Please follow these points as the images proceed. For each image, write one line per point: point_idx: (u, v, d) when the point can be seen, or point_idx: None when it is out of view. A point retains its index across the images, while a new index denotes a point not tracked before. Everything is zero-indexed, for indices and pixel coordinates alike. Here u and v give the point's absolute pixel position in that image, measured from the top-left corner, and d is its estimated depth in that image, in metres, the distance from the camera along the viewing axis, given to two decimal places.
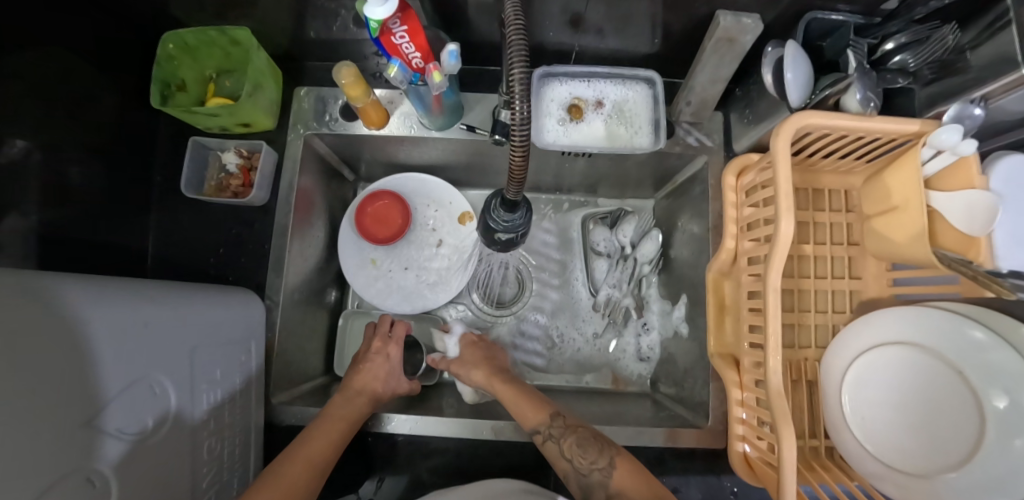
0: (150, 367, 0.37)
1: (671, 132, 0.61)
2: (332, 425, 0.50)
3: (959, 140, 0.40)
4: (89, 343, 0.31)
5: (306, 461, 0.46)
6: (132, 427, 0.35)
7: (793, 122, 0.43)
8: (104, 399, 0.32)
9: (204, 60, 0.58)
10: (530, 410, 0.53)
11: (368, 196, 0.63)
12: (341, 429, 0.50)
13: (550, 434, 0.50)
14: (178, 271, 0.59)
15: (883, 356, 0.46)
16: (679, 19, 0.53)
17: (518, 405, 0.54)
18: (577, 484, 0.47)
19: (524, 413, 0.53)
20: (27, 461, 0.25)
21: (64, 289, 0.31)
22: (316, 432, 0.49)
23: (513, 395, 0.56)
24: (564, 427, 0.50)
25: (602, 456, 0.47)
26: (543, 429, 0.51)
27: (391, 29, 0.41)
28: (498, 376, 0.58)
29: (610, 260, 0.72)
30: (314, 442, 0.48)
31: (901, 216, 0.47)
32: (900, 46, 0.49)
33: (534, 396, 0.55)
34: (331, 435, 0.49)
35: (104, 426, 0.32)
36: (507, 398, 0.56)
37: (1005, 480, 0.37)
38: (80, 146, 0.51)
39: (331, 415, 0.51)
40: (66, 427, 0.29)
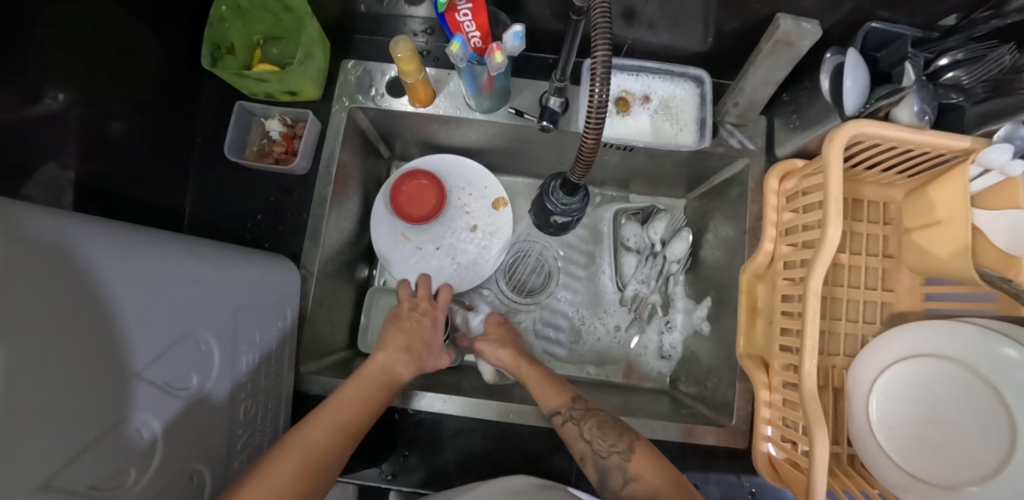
0: (195, 323, 0.37)
1: (714, 132, 0.61)
2: (364, 383, 0.49)
3: (1008, 160, 0.42)
4: (147, 293, 0.32)
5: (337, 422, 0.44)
6: (180, 381, 0.35)
7: (847, 130, 0.44)
8: (153, 351, 0.32)
9: (254, 25, 0.58)
10: (550, 392, 0.54)
11: (405, 175, 0.63)
12: (370, 389, 0.49)
13: (571, 417, 0.51)
14: (213, 233, 0.59)
15: (914, 368, 0.47)
16: (735, 19, 0.52)
17: (538, 388, 0.55)
18: (596, 468, 0.47)
19: (542, 398, 0.54)
20: (81, 403, 0.25)
21: (129, 239, 0.32)
22: (353, 390, 0.48)
23: (536, 377, 0.56)
24: (584, 410, 0.51)
25: (622, 441, 0.47)
26: (563, 411, 0.52)
27: (456, 6, 0.44)
28: (525, 359, 0.59)
29: (639, 256, 0.72)
30: (344, 400, 0.47)
31: (943, 230, 0.47)
32: (953, 62, 0.50)
33: (555, 378, 0.56)
34: (362, 394, 0.48)
35: (152, 376, 0.32)
36: (529, 381, 0.56)
37: None
38: (123, 101, 0.51)
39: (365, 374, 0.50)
40: (118, 374, 0.29)
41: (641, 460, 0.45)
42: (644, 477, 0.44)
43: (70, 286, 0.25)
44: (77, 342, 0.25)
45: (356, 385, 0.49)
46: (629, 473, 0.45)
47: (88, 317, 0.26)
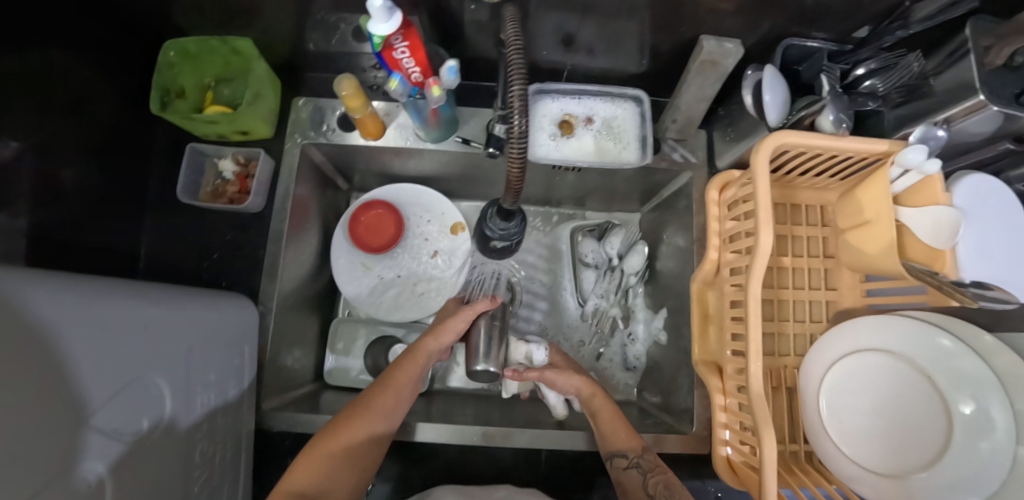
0: (149, 368, 0.37)
1: (657, 148, 0.63)
2: (416, 359, 0.56)
3: (923, 160, 0.45)
4: (97, 339, 0.31)
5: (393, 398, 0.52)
6: (125, 427, 0.34)
7: (773, 141, 0.47)
8: (104, 397, 0.32)
9: (204, 68, 0.59)
10: (626, 438, 0.51)
11: (362, 206, 0.65)
12: (419, 363, 0.56)
13: (638, 466, 0.48)
14: (169, 275, 0.59)
15: (859, 362, 0.49)
16: (666, 40, 0.56)
17: (608, 429, 0.52)
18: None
19: (613, 440, 0.51)
20: (33, 450, 0.25)
21: (73, 288, 0.32)
22: (405, 363, 0.55)
23: (610, 416, 0.54)
24: (653, 465, 0.49)
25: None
26: (630, 456, 0.49)
27: (393, 45, 0.45)
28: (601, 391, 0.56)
29: (598, 271, 0.73)
30: (399, 374, 0.54)
31: (873, 229, 0.50)
32: (869, 72, 0.53)
33: (627, 421, 0.53)
34: (411, 370, 0.55)
35: (102, 424, 0.32)
36: (603, 419, 0.53)
37: (973, 477, 0.40)
38: (75, 148, 0.51)
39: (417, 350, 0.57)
40: (68, 422, 0.28)
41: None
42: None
43: (26, 330, 0.26)
44: (32, 387, 0.25)
45: (408, 360, 0.56)
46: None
47: (44, 365, 0.26)
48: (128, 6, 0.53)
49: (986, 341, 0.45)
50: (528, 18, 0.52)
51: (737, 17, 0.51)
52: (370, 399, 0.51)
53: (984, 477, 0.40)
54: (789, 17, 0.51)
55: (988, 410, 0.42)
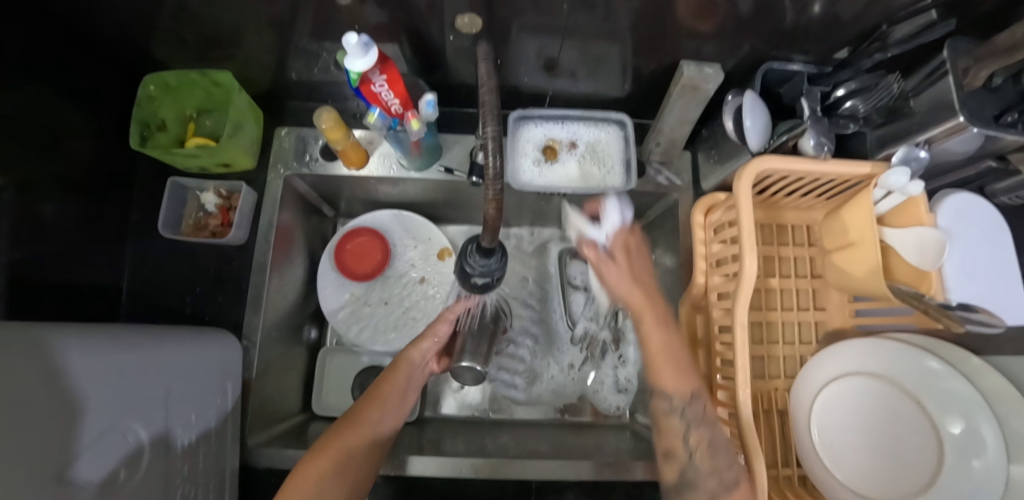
0: (123, 412, 0.38)
1: (642, 172, 0.64)
2: (400, 372, 0.54)
3: (906, 182, 0.45)
4: (65, 393, 0.33)
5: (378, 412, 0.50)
6: (107, 475, 0.35)
7: (753, 167, 0.47)
8: (80, 449, 0.33)
9: (185, 99, 0.59)
10: (675, 379, 0.44)
11: (347, 233, 0.66)
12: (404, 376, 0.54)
13: (682, 414, 0.43)
14: (151, 309, 0.59)
15: (850, 385, 0.48)
16: (646, 64, 0.56)
17: (655, 362, 0.46)
18: (680, 474, 0.42)
19: (662, 376, 0.45)
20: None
21: (38, 346, 0.33)
22: (388, 378, 0.53)
23: (664, 352, 0.45)
24: (700, 416, 0.43)
25: (729, 468, 0.40)
26: (677, 405, 0.44)
27: (370, 79, 0.45)
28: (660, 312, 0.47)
29: (587, 293, 0.73)
30: (383, 388, 0.52)
31: (858, 251, 0.50)
32: (851, 92, 0.52)
33: (682, 355, 0.46)
34: (395, 383, 0.53)
35: (81, 475, 0.33)
36: (651, 347, 0.46)
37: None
38: (55, 182, 0.50)
39: (399, 362, 0.55)
40: (42, 479, 0.30)
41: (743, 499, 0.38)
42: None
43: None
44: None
45: (392, 374, 0.54)
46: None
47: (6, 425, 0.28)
48: (107, 41, 0.53)
49: (974, 362, 0.45)
50: (507, 45, 0.52)
51: (716, 42, 0.51)
52: (354, 415, 0.48)
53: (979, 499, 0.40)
54: (766, 42, 0.51)
55: (979, 431, 0.41)
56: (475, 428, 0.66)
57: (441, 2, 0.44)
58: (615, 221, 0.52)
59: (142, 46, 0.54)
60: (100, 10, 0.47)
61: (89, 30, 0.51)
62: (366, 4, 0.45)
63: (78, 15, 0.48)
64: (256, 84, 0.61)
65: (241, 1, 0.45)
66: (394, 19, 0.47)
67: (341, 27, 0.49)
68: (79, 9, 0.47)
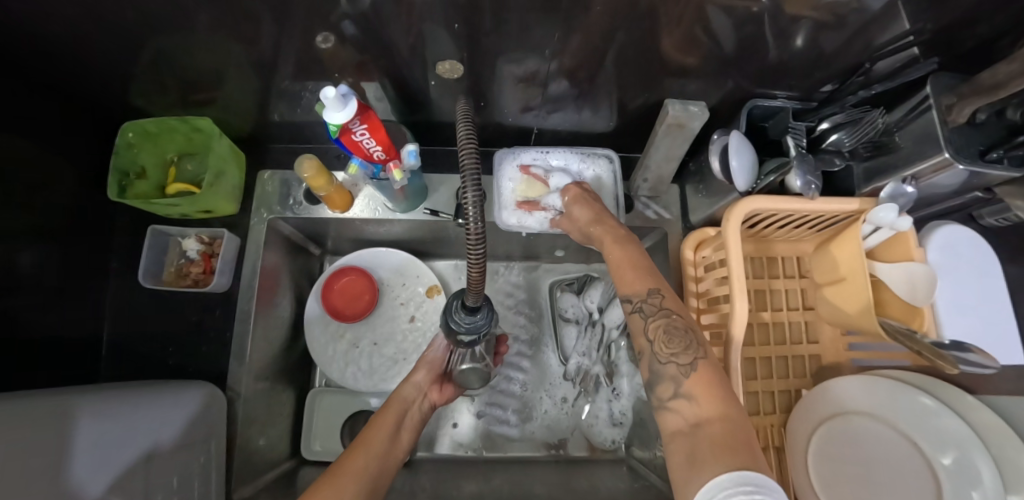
0: (97, 485, 0.37)
1: (630, 206, 0.64)
2: (390, 410, 0.54)
3: (895, 217, 0.45)
4: None
5: (372, 447, 0.48)
6: None
7: (742, 207, 0.47)
8: None
9: (165, 144, 0.58)
10: (629, 281, 0.44)
11: (335, 272, 0.66)
12: (396, 415, 0.53)
13: (641, 310, 0.42)
14: (132, 360, 0.57)
15: (847, 423, 0.48)
16: (631, 100, 0.56)
17: (621, 271, 0.46)
18: (649, 369, 0.40)
19: (623, 281, 0.45)
20: None
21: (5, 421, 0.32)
22: (377, 420, 0.52)
23: (621, 256, 0.47)
24: (658, 307, 0.42)
25: (688, 352, 0.38)
26: (634, 299, 0.43)
27: (352, 129, 0.44)
28: (611, 236, 0.49)
29: (579, 326, 0.74)
30: (372, 428, 0.51)
31: (848, 287, 0.50)
32: (835, 126, 0.52)
33: (643, 264, 0.46)
34: (385, 421, 0.52)
35: None
36: (611, 258, 0.48)
37: None
38: (31, 232, 0.49)
39: (389, 404, 0.55)
40: None
41: (700, 380, 0.36)
42: (699, 398, 0.35)
43: None
44: None
45: (382, 415, 0.53)
46: (682, 387, 0.36)
47: None
48: (85, 88, 0.52)
49: (966, 399, 0.45)
50: (492, 85, 0.52)
51: (699, 79, 0.51)
52: (347, 455, 0.46)
53: None
54: (750, 79, 0.51)
55: (973, 464, 0.40)
56: (468, 470, 0.64)
57: (423, 46, 0.44)
58: (560, 182, 0.58)
59: (121, 92, 0.53)
60: (79, 57, 0.46)
61: (66, 77, 0.50)
62: (347, 48, 0.44)
63: (55, 63, 0.47)
64: (238, 127, 0.61)
65: (221, 46, 0.44)
66: (375, 62, 0.47)
67: (322, 70, 0.49)
68: (57, 57, 0.46)
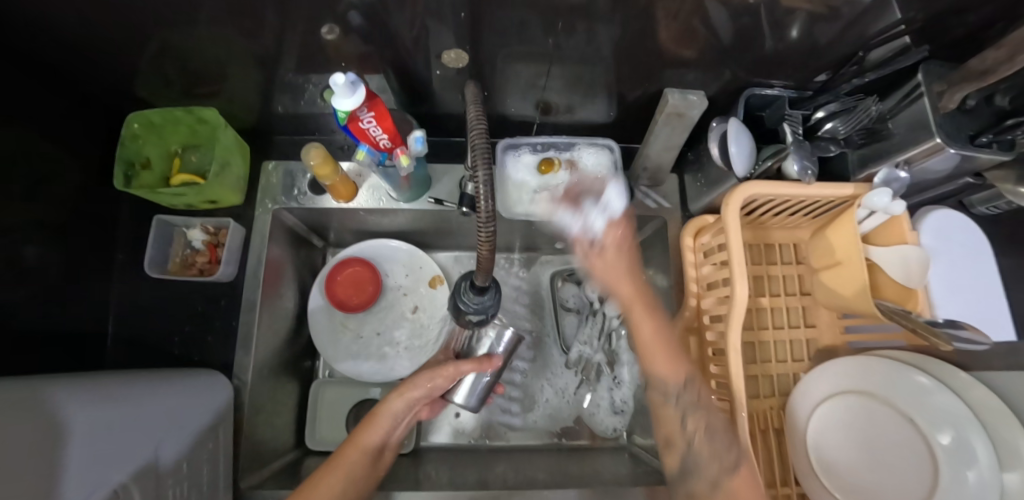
0: None
1: (630, 195, 0.65)
2: (376, 426, 0.50)
3: (889, 202, 0.46)
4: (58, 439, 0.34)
5: (342, 479, 0.44)
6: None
7: (740, 192, 0.48)
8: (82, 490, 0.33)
9: (168, 136, 0.59)
10: (666, 366, 0.44)
11: (339, 263, 0.66)
12: (382, 431, 0.50)
13: (677, 403, 0.44)
14: (138, 351, 0.57)
15: (845, 402, 0.49)
16: (631, 91, 0.57)
17: (651, 352, 0.46)
18: (682, 461, 0.42)
19: (655, 364, 0.45)
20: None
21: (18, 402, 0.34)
22: (358, 438, 0.49)
23: (655, 338, 0.46)
24: (696, 402, 0.43)
25: (729, 455, 0.40)
26: (670, 393, 0.44)
27: (359, 116, 0.45)
28: (644, 302, 0.47)
29: (580, 315, 0.75)
30: (348, 451, 0.47)
31: (845, 270, 0.51)
32: (830, 114, 0.54)
33: (672, 344, 0.46)
34: (362, 442, 0.49)
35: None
36: (641, 336, 0.46)
37: None
38: (37, 225, 0.49)
39: (376, 418, 0.51)
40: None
41: (743, 479, 0.38)
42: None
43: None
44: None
45: (364, 433, 0.49)
46: (720, 481, 0.39)
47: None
48: (88, 80, 0.52)
49: (962, 377, 0.46)
50: (494, 76, 0.53)
51: (697, 69, 0.52)
52: (311, 484, 0.43)
53: None
54: (746, 69, 0.52)
55: (970, 444, 0.41)
56: (472, 459, 0.65)
57: (427, 36, 0.45)
58: (613, 207, 0.51)
59: (125, 84, 0.53)
60: (82, 48, 0.47)
61: (68, 69, 0.50)
62: (351, 38, 0.45)
63: (59, 54, 0.47)
64: (242, 119, 0.61)
65: (227, 38, 0.45)
66: (379, 53, 0.48)
67: (327, 61, 0.49)
68: (61, 48, 0.46)
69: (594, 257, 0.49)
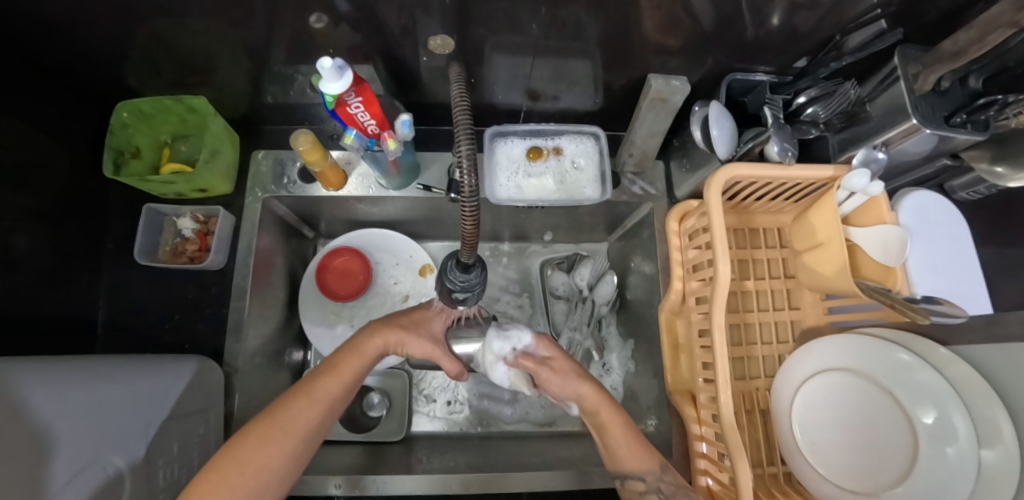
0: (104, 449, 0.39)
1: (617, 182, 0.67)
2: (358, 361, 0.49)
3: (868, 183, 0.47)
4: (44, 423, 0.35)
5: (318, 413, 0.44)
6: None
7: (721, 173, 0.48)
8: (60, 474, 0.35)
9: (159, 126, 0.60)
10: (636, 459, 0.47)
11: (329, 253, 0.68)
12: (357, 365, 0.48)
13: (658, 491, 0.45)
14: (129, 338, 0.58)
15: (829, 379, 0.49)
16: (617, 80, 0.58)
17: (619, 447, 0.48)
18: None
19: (625, 461, 0.47)
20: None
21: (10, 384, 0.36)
22: (337, 370, 0.47)
23: (622, 432, 0.48)
24: (675, 487, 0.45)
25: None
26: (648, 482, 0.46)
27: (347, 101, 0.46)
28: (607, 401, 0.50)
29: (569, 303, 0.76)
30: (325, 383, 0.45)
31: (826, 251, 0.52)
32: (811, 99, 0.55)
33: (639, 436, 0.49)
34: (330, 370, 0.46)
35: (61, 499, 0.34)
36: (613, 435, 0.48)
37: (942, 484, 0.40)
38: (27, 215, 0.49)
39: (358, 353, 0.49)
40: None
41: None
42: None
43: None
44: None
45: (343, 365, 0.47)
46: None
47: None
48: (75, 70, 0.52)
49: (942, 353, 0.47)
50: (481, 66, 0.54)
51: (681, 56, 0.53)
52: (282, 416, 0.42)
53: (954, 485, 0.40)
54: (728, 55, 0.53)
55: (950, 421, 0.42)
56: (464, 444, 0.66)
57: (415, 25, 0.45)
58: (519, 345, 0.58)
59: (113, 74, 0.53)
60: (71, 38, 0.47)
61: (54, 59, 0.50)
62: (339, 27, 0.46)
63: (46, 44, 0.48)
64: (232, 108, 0.62)
65: (215, 27, 0.45)
66: (367, 42, 0.48)
67: (315, 50, 0.50)
68: (47, 38, 0.47)
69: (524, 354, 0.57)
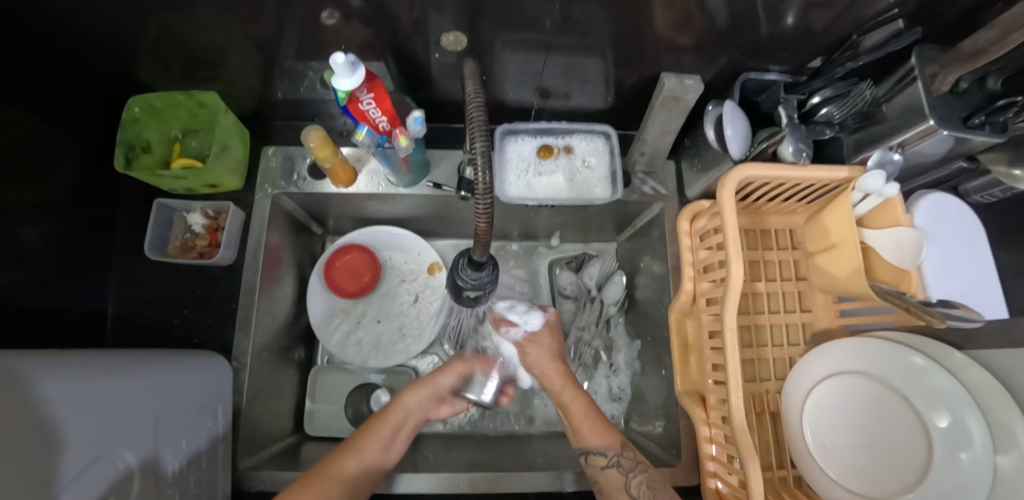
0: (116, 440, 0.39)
1: (627, 181, 0.67)
2: (394, 418, 0.56)
3: (883, 184, 0.46)
4: None
5: (359, 465, 0.50)
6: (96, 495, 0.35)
7: (736, 173, 0.47)
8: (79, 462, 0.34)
9: (170, 121, 0.60)
10: (596, 434, 0.53)
11: (336, 251, 0.67)
12: (398, 420, 0.57)
13: (619, 465, 0.49)
14: (137, 332, 0.58)
15: (841, 383, 0.49)
16: (629, 78, 0.57)
17: (580, 422, 0.54)
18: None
19: (587, 435, 0.53)
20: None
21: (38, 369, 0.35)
22: (376, 429, 0.54)
23: (584, 412, 0.55)
24: (632, 463, 0.50)
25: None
26: (610, 455, 0.50)
27: (358, 97, 0.46)
28: (571, 384, 0.58)
29: (577, 302, 0.77)
30: (367, 440, 0.53)
31: (840, 252, 0.51)
32: (826, 99, 0.53)
33: (600, 415, 0.55)
34: (381, 436, 0.54)
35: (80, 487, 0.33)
36: (575, 413, 0.55)
37: (958, 489, 0.39)
38: (37, 208, 0.49)
39: (396, 410, 0.57)
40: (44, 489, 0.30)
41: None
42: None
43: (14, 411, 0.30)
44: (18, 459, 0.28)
45: (381, 426, 0.55)
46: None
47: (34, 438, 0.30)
48: (85, 64, 0.52)
49: (957, 357, 0.46)
50: (492, 63, 0.53)
51: (694, 54, 0.52)
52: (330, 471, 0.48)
53: (969, 489, 0.39)
54: (742, 54, 0.53)
55: (965, 426, 0.41)
56: (471, 442, 0.66)
57: (425, 21, 0.45)
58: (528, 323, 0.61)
59: (124, 68, 0.53)
60: (81, 32, 0.47)
61: (66, 53, 0.50)
62: (351, 24, 0.45)
63: (57, 38, 0.47)
64: (243, 103, 0.62)
65: (227, 23, 0.45)
66: (379, 38, 0.48)
67: (325, 47, 0.50)
68: (58, 31, 0.46)
69: (525, 349, 0.61)
